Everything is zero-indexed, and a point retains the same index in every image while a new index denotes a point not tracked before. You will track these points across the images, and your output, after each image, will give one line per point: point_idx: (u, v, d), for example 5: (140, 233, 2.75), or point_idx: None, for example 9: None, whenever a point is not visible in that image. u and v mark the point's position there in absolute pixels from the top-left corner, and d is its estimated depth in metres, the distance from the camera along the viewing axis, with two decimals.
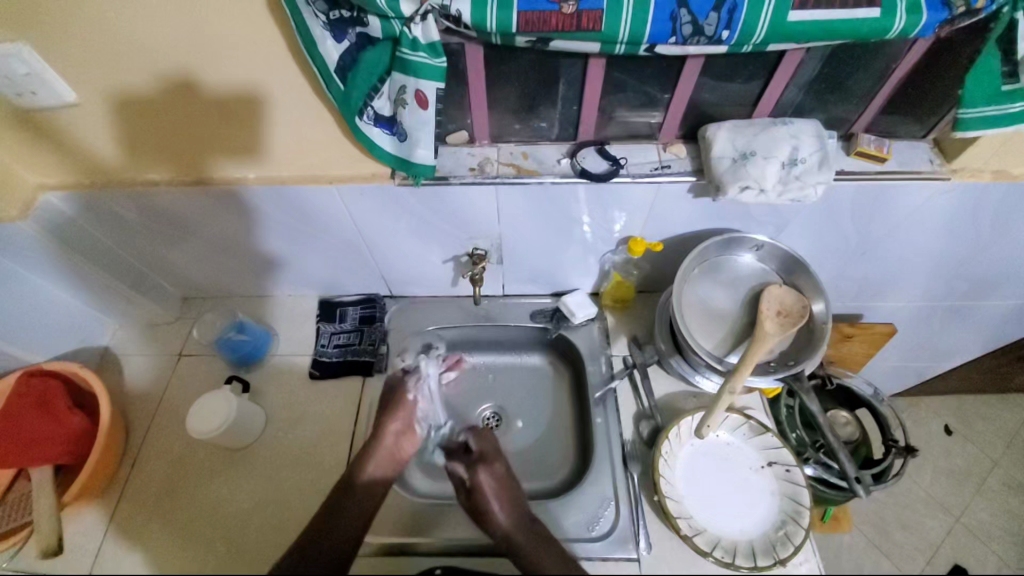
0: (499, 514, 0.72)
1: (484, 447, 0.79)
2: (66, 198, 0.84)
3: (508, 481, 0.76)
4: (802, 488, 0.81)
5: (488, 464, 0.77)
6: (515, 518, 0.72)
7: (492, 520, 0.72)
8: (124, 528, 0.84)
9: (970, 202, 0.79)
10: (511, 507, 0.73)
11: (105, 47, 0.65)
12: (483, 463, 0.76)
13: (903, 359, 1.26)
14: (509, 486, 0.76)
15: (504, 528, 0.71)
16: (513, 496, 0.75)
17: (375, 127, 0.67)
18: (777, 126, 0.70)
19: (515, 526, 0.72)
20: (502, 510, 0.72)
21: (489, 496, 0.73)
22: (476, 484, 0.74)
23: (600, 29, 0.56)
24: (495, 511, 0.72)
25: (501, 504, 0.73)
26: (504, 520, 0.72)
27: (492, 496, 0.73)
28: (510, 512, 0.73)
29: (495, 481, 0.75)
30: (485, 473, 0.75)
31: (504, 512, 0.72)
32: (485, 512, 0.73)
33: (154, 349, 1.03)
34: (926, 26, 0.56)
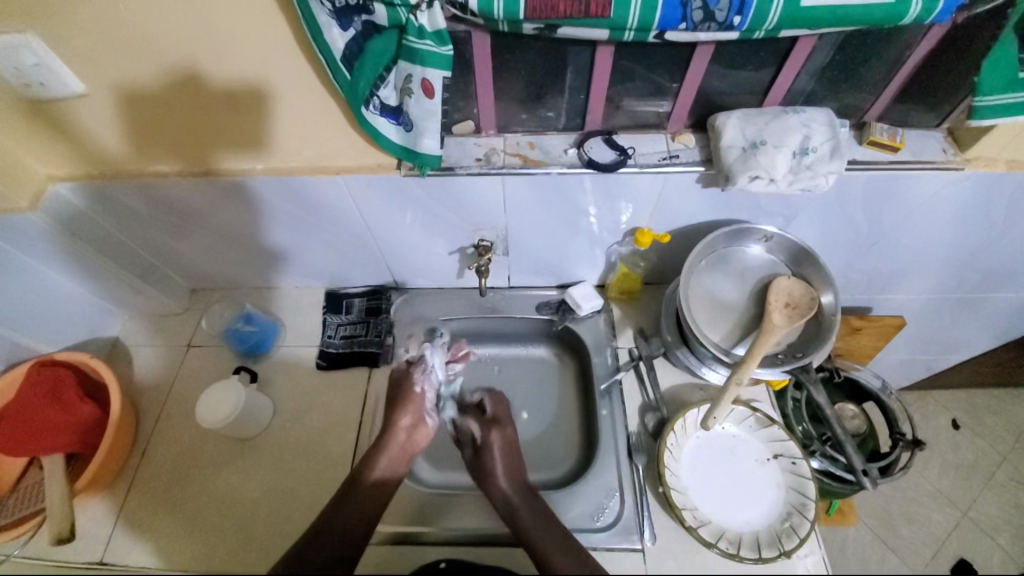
0: (500, 478, 0.79)
1: (498, 412, 0.90)
2: (74, 189, 0.84)
3: (514, 448, 0.84)
4: (808, 481, 0.81)
5: (501, 426, 0.86)
6: (514, 485, 0.78)
7: (494, 480, 0.79)
8: (135, 517, 0.86)
9: (983, 192, 0.78)
10: (511, 472, 0.80)
11: (110, 37, 0.65)
12: (497, 425, 0.86)
13: (912, 352, 1.25)
14: (513, 451, 0.84)
15: (504, 491, 0.78)
16: (515, 464, 0.82)
17: (381, 117, 0.66)
18: (788, 114, 0.69)
19: (515, 491, 0.78)
20: (504, 474, 0.80)
21: (496, 458, 0.81)
22: (486, 441, 0.84)
23: (608, 16, 0.55)
24: (497, 472, 0.80)
25: (503, 466, 0.81)
26: (505, 485, 0.78)
27: (498, 455, 0.82)
28: (511, 479, 0.79)
29: (505, 442, 0.84)
30: (496, 433, 0.84)
31: (506, 475, 0.79)
32: (488, 473, 0.80)
33: (164, 340, 1.04)
34: (941, 12, 0.55)
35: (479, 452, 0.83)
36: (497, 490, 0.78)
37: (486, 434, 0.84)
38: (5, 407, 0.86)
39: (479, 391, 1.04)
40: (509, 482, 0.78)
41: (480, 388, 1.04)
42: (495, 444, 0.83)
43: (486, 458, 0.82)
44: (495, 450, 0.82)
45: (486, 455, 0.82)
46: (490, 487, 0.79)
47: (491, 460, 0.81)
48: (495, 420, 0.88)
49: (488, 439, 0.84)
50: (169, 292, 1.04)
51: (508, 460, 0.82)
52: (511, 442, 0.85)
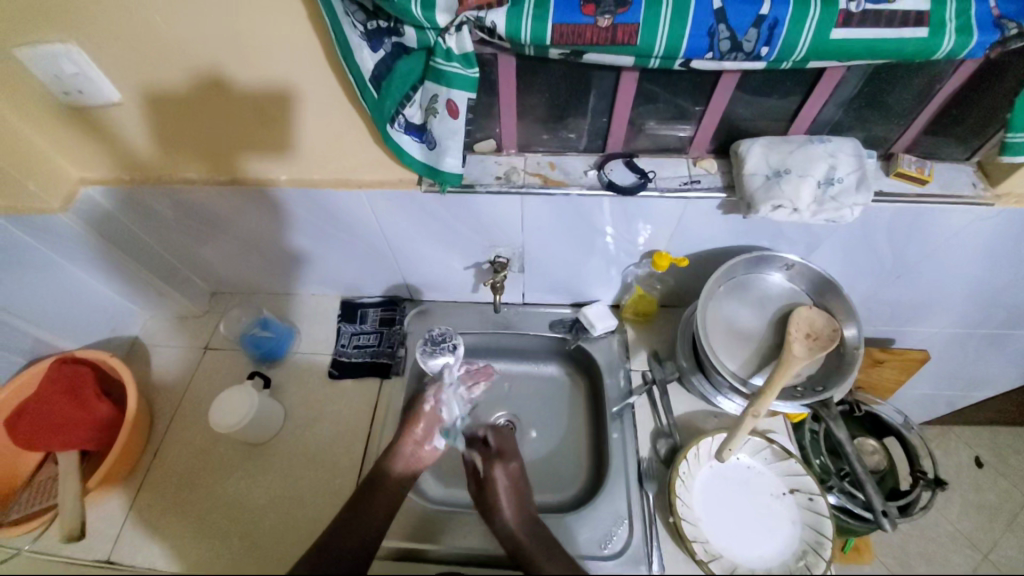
0: (504, 512, 0.76)
1: (502, 445, 0.85)
2: (105, 193, 0.87)
3: (520, 485, 0.80)
4: (825, 519, 0.78)
5: (503, 461, 0.82)
6: (519, 519, 0.75)
7: (499, 515, 0.76)
8: (143, 516, 0.86)
9: (1014, 227, 0.75)
10: (516, 508, 0.77)
11: (151, 50, 0.68)
12: (500, 461, 0.82)
13: (935, 387, 1.21)
14: (520, 489, 0.80)
15: (507, 526, 0.74)
16: (522, 500, 0.78)
17: (406, 135, 0.67)
18: (813, 144, 0.68)
19: (520, 523, 0.74)
20: (509, 508, 0.76)
21: (500, 494, 0.78)
22: (489, 477, 0.80)
23: (635, 43, 0.56)
24: (502, 509, 0.76)
25: (508, 501, 0.77)
26: (510, 518, 0.75)
27: (503, 491, 0.78)
28: (515, 513, 0.76)
29: (510, 478, 0.80)
30: (501, 470, 0.80)
31: (512, 512, 0.76)
32: (492, 507, 0.77)
33: (182, 341, 1.05)
34: (976, 47, 0.54)
35: (483, 488, 0.79)
36: (503, 525, 0.75)
37: (490, 472, 0.80)
38: (25, 401, 0.88)
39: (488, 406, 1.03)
40: (514, 519, 0.75)
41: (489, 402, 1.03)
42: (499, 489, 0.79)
43: (490, 493, 0.78)
44: (498, 487, 0.78)
45: (488, 490, 0.79)
46: (495, 520, 0.76)
47: (498, 495, 0.78)
48: (500, 452, 0.83)
49: (491, 476, 0.80)
50: (189, 295, 1.06)
51: (514, 496, 0.78)
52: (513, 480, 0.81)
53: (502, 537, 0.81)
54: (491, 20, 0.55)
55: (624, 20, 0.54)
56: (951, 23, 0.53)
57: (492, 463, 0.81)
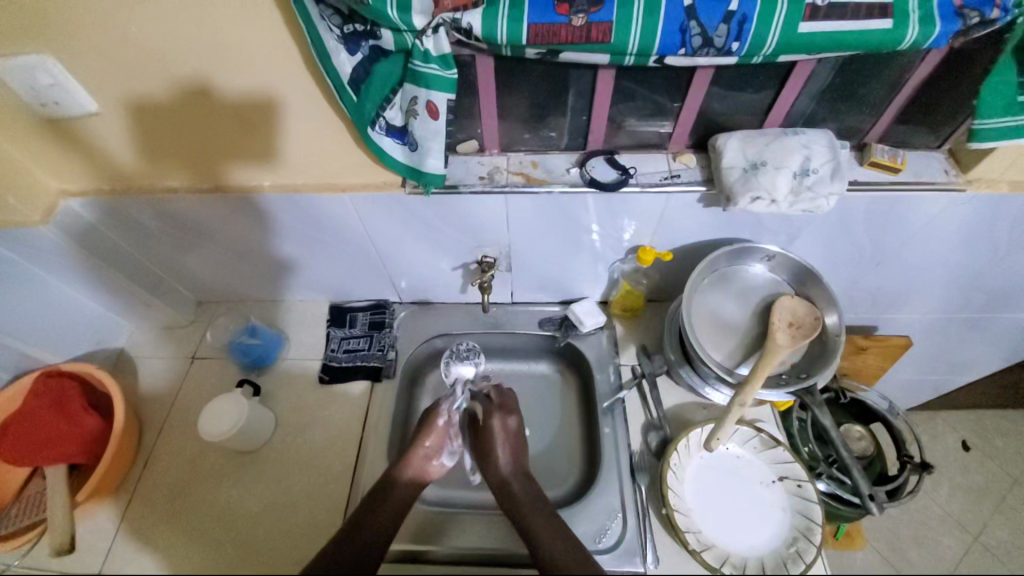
0: (500, 460, 0.82)
1: (505, 400, 0.90)
2: (86, 204, 0.86)
3: (517, 438, 0.85)
4: (814, 504, 0.80)
5: (503, 413, 0.87)
6: (513, 468, 0.81)
7: (494, 464, 0.82)
8: (134, 528, 0.85)
9: (985, 212, 0.77)
10: (512, 456, 0.83)
11: (128, 60, 0.67)
12: (500, 412, 0.87)
13: (919, 371, 1.23)
14: (515, 440, 0.85)
15: (500, 474, 0.80)
16: (517, 453, 0.84)
17: (387, 137, 0.68)
18: (789, 136, 0.70)
19: (512, 475, 0.80)
20: (506, 457, 0.82)
21: (496, 441, 0.83)
22: (488, 425, 0.85)
23: (609, 41, 0.56)
24: (497, 456, 0.82)
25: (505, 451, 0.83)
26: (503, 468, 0.81)
27: (500, 440, 0.84)
28: (510, 460, 0.82)
29: (505, 431, 0.85)
30: (499, 421, 0.85)
31: (507, 461, 0.82)
32: (487, 454, 0.83)
33: (170, 351, 1.05)
34: (940, 37, 0.56)
35: (480, 435, 0.85)
36: (494, 473, 0.81)
37: (487, 422, 0.85)
38: (10, 417, 0.87)
39: None
40: (507, 467, 0.81)
41: None
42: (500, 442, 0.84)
43: (487, 442, 0.84)
44: (496, 435, 0.84)
45: (487, 438, 0.84)
46: (490, 467, 0.82)
47: (494, 445, 0.83)
48: (500, 405, 0.88)
49: (489, 425, 0.85)
50: (175, 304, 1.05)
51: (510, 446, 0.84)
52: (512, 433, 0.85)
53: (498, 534, 0.81)
54: (466, 21, 0.56)
55: (598, 19, 0.55)
56: (914, 14, 0.55)
57: (491, 414, 0.86)
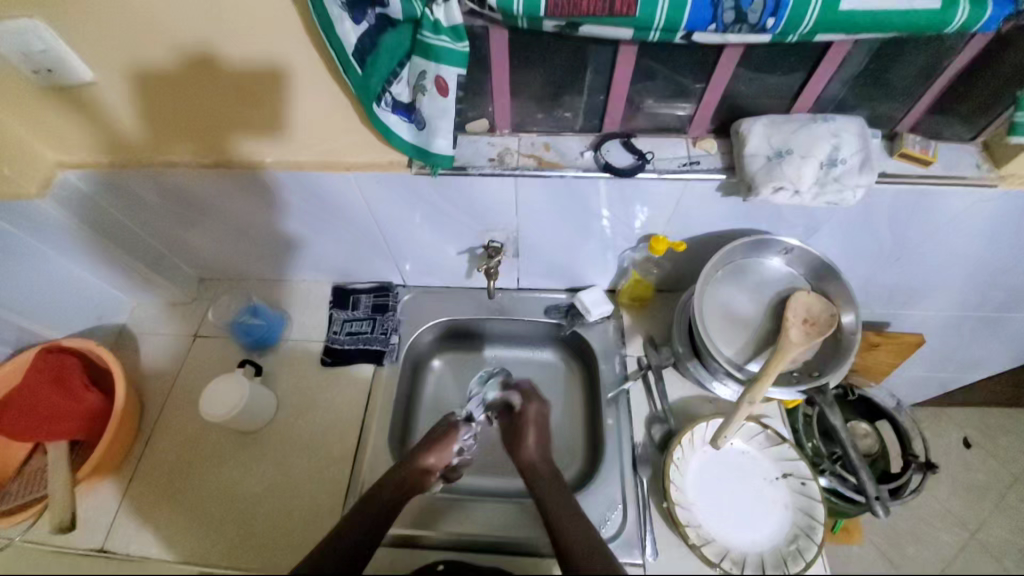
0: (530, 444, 0.82)
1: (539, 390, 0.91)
2: (83, 176, 0.83)
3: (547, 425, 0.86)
4: (817, 503, 0.79)
5: (538, 401, 0.88)
6: (541, 454, 0.82)
7: (524, 447, 0.83)
8: (136, 504, 0.85)
9: (1015, 210, 0.74)
10: (541, 442, 0.83)
11: (123, 24, 0.64)
12: (537, 400, 0.88)
13: (928, 369, 1.21)
14: (546, 428, 0.86)
15: (531, 457, 0.81)
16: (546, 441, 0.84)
17: (394, 114, 0.65)
18: (818, 123, 0.66)
19: (541, 459, 0.81)
20: (534, 442, 0.83)
21: (529, 427, 0.84)
22: (524, 411, 0.86)
23: (633, 15, 0.53)
24: (528, 440, 0.83)
25: (534, 435, 0.84)
26: (533, 452, 0.82)
27: (532, 425, 0.85)
28: (538, 445, 0.83)
29: (539, 417, 0.86)
30: (535, 407, 0.87)
31: (535, 445, 0.82)
32: (518, 439, 0.83)
33: (170, 329, 1.03)
34: (990, 20, 0.52)
35: (514, 423, 0.86)
36: (524, 455, 0.82)
37: (524, 407, 0.87)
38: (9, 391, 0.86)
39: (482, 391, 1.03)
40: (537, 451, 0.82)
41: None
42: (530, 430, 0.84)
43: (520, 427, 0.85)
44: (529, 419, 0.85)
45: (521, 422, 0.85)
46: (519, 452, 0.82)
47: (527, 430, 0.84)
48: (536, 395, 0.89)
49: (525, 410, 0.86)
50: (176, 281, 1.03)
51: (539, 432, 0.84)
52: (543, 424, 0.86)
53: (498, 521, 0.81)
54: None
55: None
56: None
57: (529, 400, 0.87)
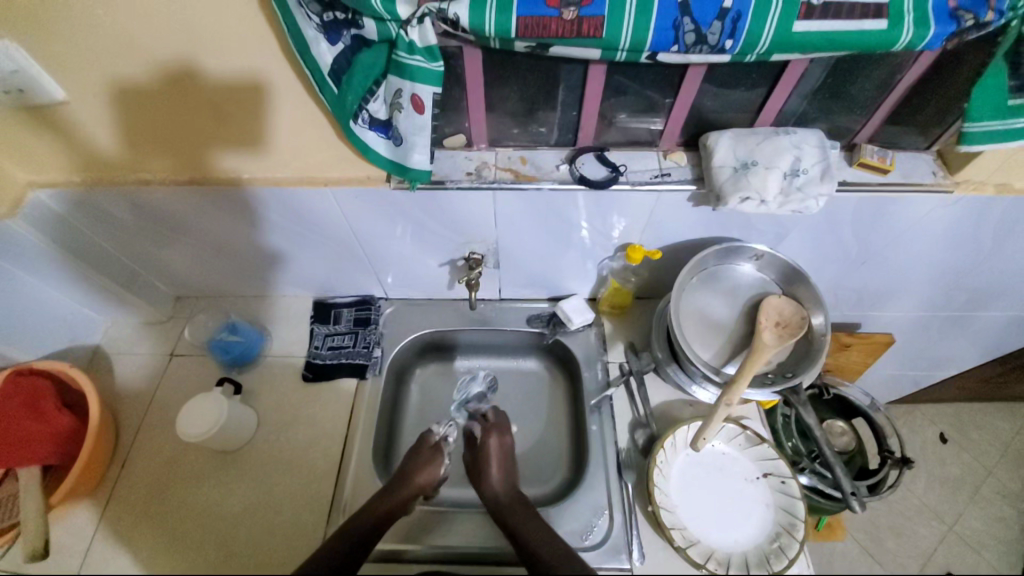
0: (493, 477, 0.82)
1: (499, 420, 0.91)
2: (57, 196, 0.82)
3: (510, 455, 0.86)
4: (797, 501, 0.80)
5: (500, 433, 0.88)
6: (506, 486, 0.81)
7: (487, 480, 0.82)
8: (113, 529, 0.83)
9: (972, 214, 0.78)
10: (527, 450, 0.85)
11: (97, 44, 0.64)
12: (496, 432, 0.88)
13: (901, 367, 1.25)
14: (508, 458, 0.85)
15: (495, 492, 0.80)
16: (510, 468, 0.84)
17: (370, 131, 0.66)
18: (780, 136, 0.69)
19: (504, 491, 0.80)
20: (497, 473, 0.82)
21: (491, 459, 0.84)
22: (485, 444, 0.85)
23: (600, 37, 0.55)
24: (490, 475, 0.82)
25: (497, 467, 0.83)
26: (496, 482, 0.81)
27: (494, 458, 0.84)
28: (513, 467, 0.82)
29: (500, 449, 0.85)
30: (495, 440, 0.86)
31: (499, 478, 0.82)
32: (481, 472, 0.83)
33: (147, 348, 1.02)
34: (934, 38, 0.55)
35: (476, 455, 0.85)
36: (490, 491, 0.80)
37: (485, 440, 0.86)
38: None
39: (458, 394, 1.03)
40: (501, 484, 0.81)
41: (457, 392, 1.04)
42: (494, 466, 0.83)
43: (482, 460, 0.84)
44: (490, 454, 0.84)
45: (482, 456, 0.84)
46: (483, 484, 0.82)
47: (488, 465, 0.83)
48: (497, 425, 0.89)
49: (485, 443, 0.86)
50: (151, 300, 1.02)
51: (502, 462, 0.84)
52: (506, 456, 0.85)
53: (486, 533, 0.81)
54: (453, 11, 0.54)
55: (589, 13, 0.54)
56: (910, 15, 0.54)
57: (489, 433, 0.87)
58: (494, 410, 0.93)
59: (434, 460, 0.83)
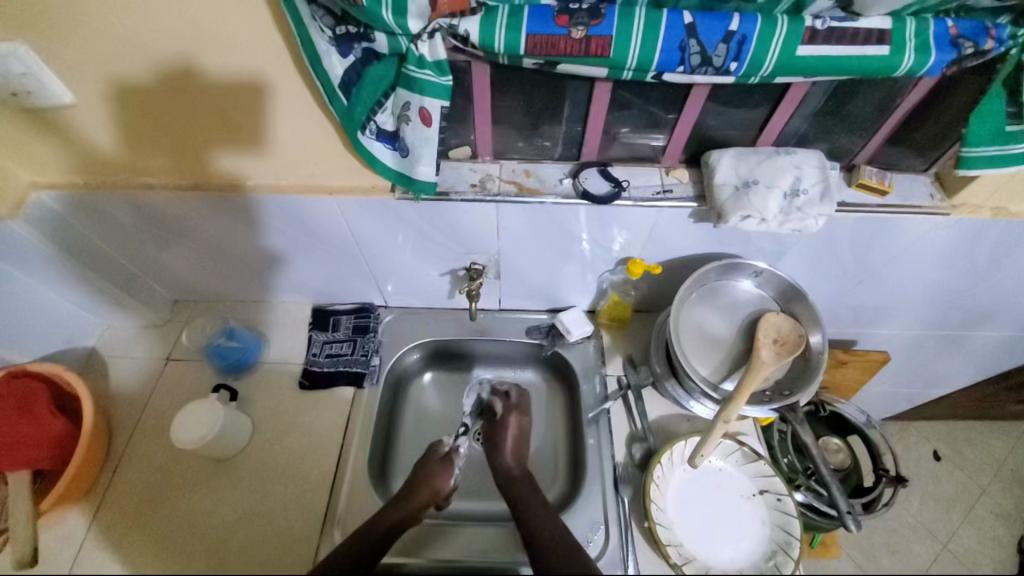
0: (507, 453, 0.85)
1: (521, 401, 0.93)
2: (58, 198, 0.82)
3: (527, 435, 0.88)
4: (793, 519, 0.80)
5: (520, 413, 0.90)
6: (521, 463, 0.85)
7: (503, 452, 0.85)
8: (103, 536, 0.82)
9: (967, 236, 0.79)
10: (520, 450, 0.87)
11: (106, 48, 0.64)
12: (518, 411, 0.90)
13: (895, 385, 1.26)
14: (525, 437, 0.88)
15: (508, 466, 0.84)
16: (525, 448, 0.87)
17: (377, 142, 0.66)
18: (781, 156, 0.70)
19: (518, 467, 0.84)
20: (511, 449, 0.85)
21: (509, 435, 0.87)
22: (504, 420, 0.89)
23: (608, 56, 0.56)
24: (506, 448, 0.85)
25: (513, 444, 0.86)
26: (511, 459, 0.84)
27: (511, 434, 0.87)
28: (515, 453, 0.85)
29: (519, 427, 0.88)
30: (515, 418, 0.89)
31: (512, 453, 0.85)
32: (498, 445, 0.86)
33: (143, 351, 1.01)
34: (935, 64, 0.56)
35: (496, 430, 0.88)
36: (502, 464, 0.84)
37: (505, 417, 0.89)
38: None
39: (452, 408, 1.03)
40: (514, 458, 0.84)
41: (454, 402, 1.04)
42: (511, 437, 0.87)
43: (499, 435, 0.87)
44: (509, 429, 0.87)
45: (499, 431, 0.87)
46: (497, 459, 0.85)
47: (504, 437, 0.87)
48: (519, 405, 0.91)
49: (506, 421, 0.88)
50: (150, 303, 1.01)
51: (519, 441, 0.87)
52: (523, 436, 0.88)
53: (482, 545, 0.81)
54: (464, 28, 0.55)
55: (598, 33, 0.55)
56: (911, 41, 0.55)
57: (510, 411, 0.89)
58: (516, 390, 0.94)
59: (446, 460, 0.84)
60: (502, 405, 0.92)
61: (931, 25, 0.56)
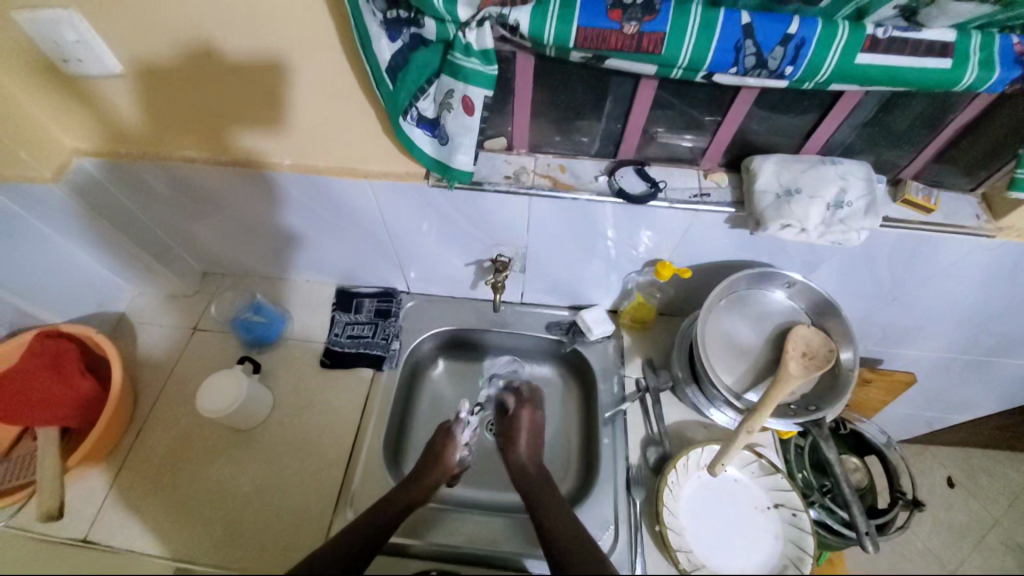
0: (521, 447, 0.86)
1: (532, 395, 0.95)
2: (99, 164, 0.83)
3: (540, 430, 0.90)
4: (807, 535, 0.79)
5: (532, 407, 0.92)
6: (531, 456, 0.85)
7: (515, 449, 0.86)
8: (123, 496, 0.85)
9: (1010, 261, 0.76)
10: (531, 447, 0.86)
11: (156, 20, 0.65)
12: (530, 405, 0.92)
13: (916, 408, 1.23)
14: (538, 433, 0.89)
15: (522, 460, 0.84)
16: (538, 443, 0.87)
17: (417, 128, 0.66)
18: (827, 165, 0.68)
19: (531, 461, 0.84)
20: (525, 445, 0.86)
21: (521, 429, 0.88)
22: (518, 415, 0.90)
23: (659, 53, 0.55)
24: (519, 443, 0.86)
25: (526, 439, 0.87)
26: (524, 452, 0.85)
27: (524, 429, 0.88)
28: (530, 449, 0.86)
29: (532, 423, 0.90)
30: (528, 412, 0.91)
31: (527, 449, 0.85)
32: (510, 439, 0.87)
33: (172, 320, 1.03)
34: (996, 82, 0.54)
35: (509, 425, 0.90)
36: (515, 456, 0.85)
37: (519, 412, 0.90)
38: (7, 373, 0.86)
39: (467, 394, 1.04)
40: (527, 453, 0.85)
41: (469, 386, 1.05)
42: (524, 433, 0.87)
43: (514, 429, 0.88)
44: (522, 424, 0.89)
45: (514, 426, 0.89)
46: (511, 453, 0.85)
47: (519, 433, 0.87)
48: (531, 401, 0.94)
49: (519, 415, 0.90)
50: (180, 273, 1.04)
51: (532, 435, 0.88)
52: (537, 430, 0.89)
53: (490, 533, 0.81)
54: (514, 17, 0.54)
55: (651, 29, 0.53)
56: (975, 56, 0.53)
57: (523, 406, 0.91)
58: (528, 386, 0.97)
59: (451, 435, 0.86)
60: (515, 401, 0.94)
61: (998, 39, 0.53)
